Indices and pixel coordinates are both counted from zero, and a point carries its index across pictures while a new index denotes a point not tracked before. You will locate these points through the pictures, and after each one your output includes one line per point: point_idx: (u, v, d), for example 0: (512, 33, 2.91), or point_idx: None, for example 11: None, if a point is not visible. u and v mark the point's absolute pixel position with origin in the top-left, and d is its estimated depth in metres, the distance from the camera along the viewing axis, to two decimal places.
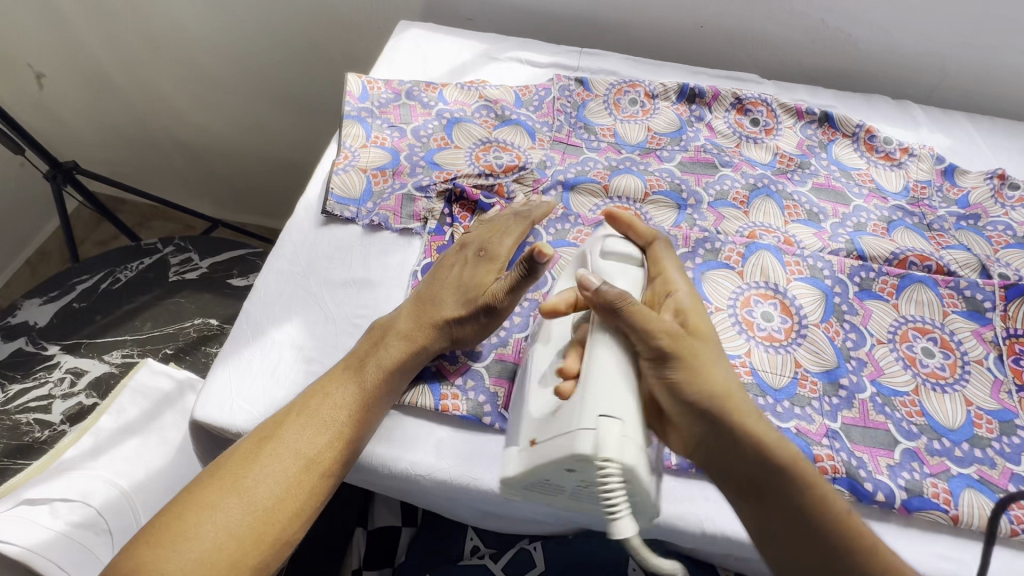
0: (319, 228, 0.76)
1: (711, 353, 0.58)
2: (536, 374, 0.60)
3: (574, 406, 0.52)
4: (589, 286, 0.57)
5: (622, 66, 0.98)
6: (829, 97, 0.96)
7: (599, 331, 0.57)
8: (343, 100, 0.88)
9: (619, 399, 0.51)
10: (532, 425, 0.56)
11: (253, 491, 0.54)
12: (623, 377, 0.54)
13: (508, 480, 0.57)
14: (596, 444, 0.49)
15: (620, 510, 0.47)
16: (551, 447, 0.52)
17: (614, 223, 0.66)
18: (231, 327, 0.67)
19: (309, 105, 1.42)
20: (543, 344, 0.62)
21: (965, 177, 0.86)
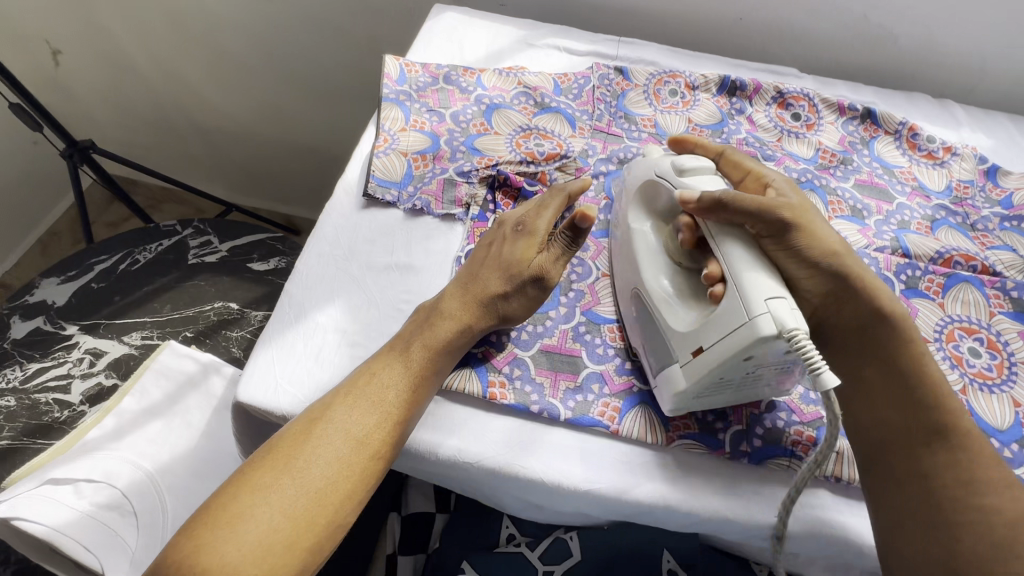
0: (360, 211, 0.74)
1: (824, 220, 0.61)
2: (657, 300, 0.59)
3: (734, 301, 0.52)
4: (691, 199, 0.57)
5: (660, 56, 0.97)
6: (870, 93, 0.95)
7: (709, 229, 0.57)
8: (381, 82, 0.87)
9: (771, 277, 0.52)
10: (689, 337, 0.56)
11: (305, 472, 0.52)
12: (762, 263, 0.53)
13: (681, 395, 0.57)
14: (779, 322, 0.49)
15: (819, 364, 0.48)
16: (727, 342, 0.52)
17: (681, 149, 0.71)
18: (273, 309, 0.66)
19: (331, 90, 1.40)
20: (648, 260, 0.62)
21: (1008, 178, 0.86)
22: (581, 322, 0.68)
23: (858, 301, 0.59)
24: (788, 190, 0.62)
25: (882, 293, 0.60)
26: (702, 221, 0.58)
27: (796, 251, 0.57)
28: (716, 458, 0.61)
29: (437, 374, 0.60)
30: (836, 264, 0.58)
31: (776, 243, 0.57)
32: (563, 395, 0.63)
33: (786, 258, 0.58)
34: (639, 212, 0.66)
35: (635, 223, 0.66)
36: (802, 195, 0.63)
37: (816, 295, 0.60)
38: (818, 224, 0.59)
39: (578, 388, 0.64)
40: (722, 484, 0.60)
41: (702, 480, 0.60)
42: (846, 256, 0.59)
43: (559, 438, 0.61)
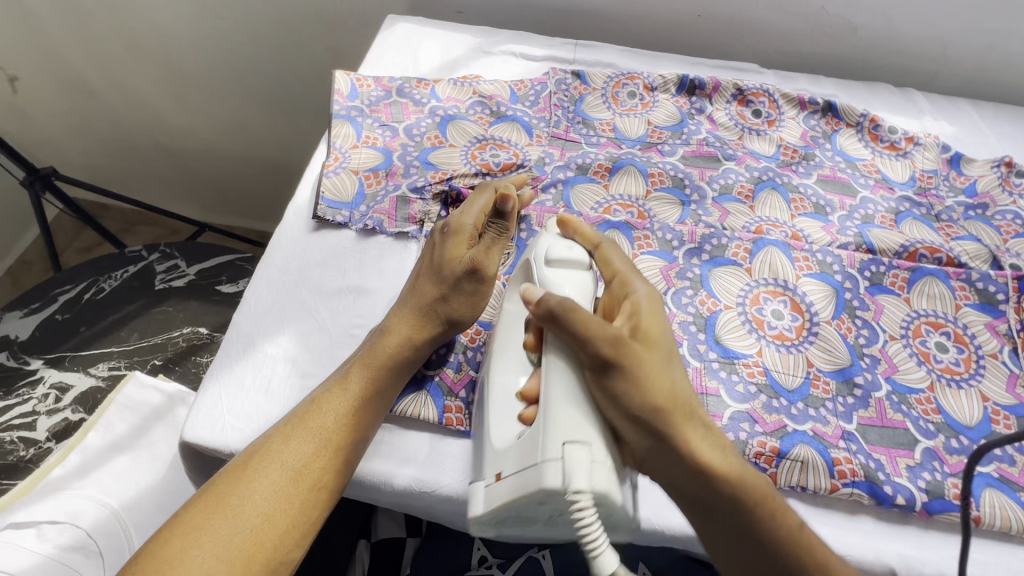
0: (311, 234, 0.72)
1: (659, 358, 0.53)
2: (495, 404, 0.56)
3: (535, 438, 0.49)
4: (532, 299, 0.54)
5: (618, 58, 0.95)
6: (831, 86, 0.94)
7: (548, 347, 0.53)
8: (332, 99, 0.85)
9: (580, 426, 0.48)
10: (496, 457, 0.52)
11: (240, 510, 0.50)
12: (579, 402, 0.49)
13: (477, 518, 0.51)
14: (564, 475, 0.45)
15: (597, 544, 0.44)
16: (522, 480, 0.48)
17: (564, 232, 0.62)
18: (220, 341, 0.64)
19: (294, 105, 1.38)
20: (502, 358, 0.59)
21: (971, 166, 0.85)
22: None
23: (676, 446, 0.51)
24: (643, 310, 0.55)
25: (710, 441, 0.53)
26: (547, 330, 0.54)
27: (618, 398, 0.50)
28: None
29: (385, 400, 0.58)
30: (659, 418, 0.51)
31: (597, 381, 0.50)
32: None
33: (610, 407, 0.50)
34: (518, 290, 0.62)
35: (508, 304, 0.61)
36: (657, 321, 0.55)
37: (641, 451, 0.52)
38: (649, 368, 0.52)
39: None
40: None
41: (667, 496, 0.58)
42: (676, 410, 0.52)
43: None
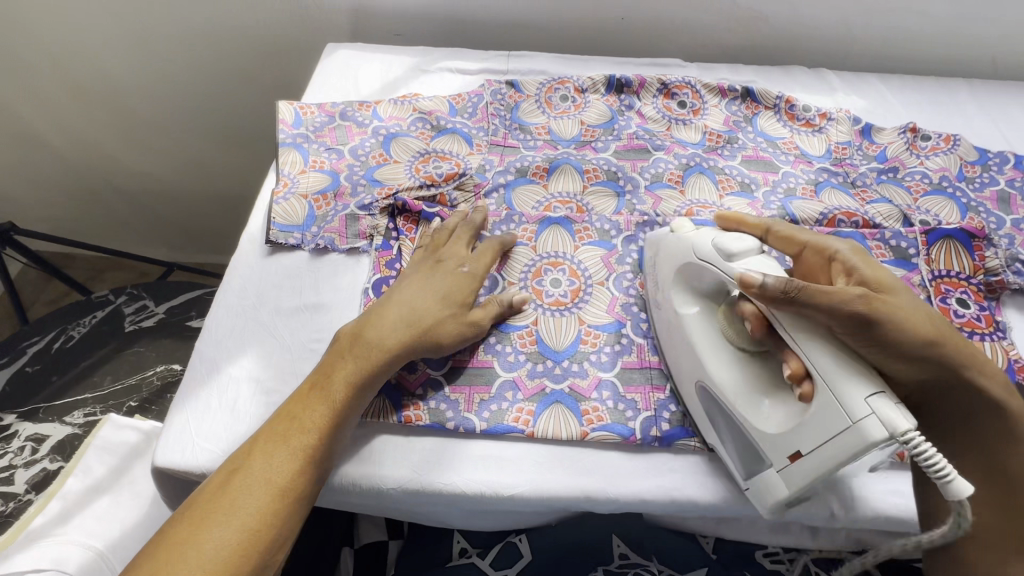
0: (266, 258, 0.75)
1: (903, 297, 0.54)
2: (740, 402, 0.56)
3: (830, 404, 0.49)
4: (753, 283, 0.52)
5: (550, 65, 1.01)
6: (749, 73, 1.01)
7: (783, 322, 0.52)
8: (277, 128, 0.88)
9: (865, 374, 0.49)
10: (784, 438, 0.53)
11: (228, 525, 0.52)
12: (850, 364, 0.49)
13: (782, 501, 0.55)
14: (889, 424, 0.46)
15: (949, 471, 0.46)
16: (831, 445, 0.49)
17: (726, 227, 0.67)
18: (185, 369, 0.66)
19: (249, 138, 1.40)
20: (710, 354, 0.59)
21: (881, 134, 0.91)
22: (492, 333, 0.69)
23: (966, 382, 0.56)
24: (859, 263, 0.56)
25: (981, 369, 0.56)
26: (769, 310, 0.53)
27: (888, 342, 0.51)
28: (630, 443, 0.63)
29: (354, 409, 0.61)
30: (932, 349, 0.53)
31: (855, 335, 0.51)
32: (478, 407, 0.65)
33: (866, 349, 0.51)
34: (684, 295, 0.63)
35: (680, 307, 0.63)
36: (878, 269, 0.56)
37: (908, 381, 0.56)
38: (904, 306, 0.53)
39: (493, 398, 0.65)
40: (639, 467, 0.62)
41: (618, 466, 0.62)
42: (936, 336, 0.54)
43: (479, 449, 0.63)
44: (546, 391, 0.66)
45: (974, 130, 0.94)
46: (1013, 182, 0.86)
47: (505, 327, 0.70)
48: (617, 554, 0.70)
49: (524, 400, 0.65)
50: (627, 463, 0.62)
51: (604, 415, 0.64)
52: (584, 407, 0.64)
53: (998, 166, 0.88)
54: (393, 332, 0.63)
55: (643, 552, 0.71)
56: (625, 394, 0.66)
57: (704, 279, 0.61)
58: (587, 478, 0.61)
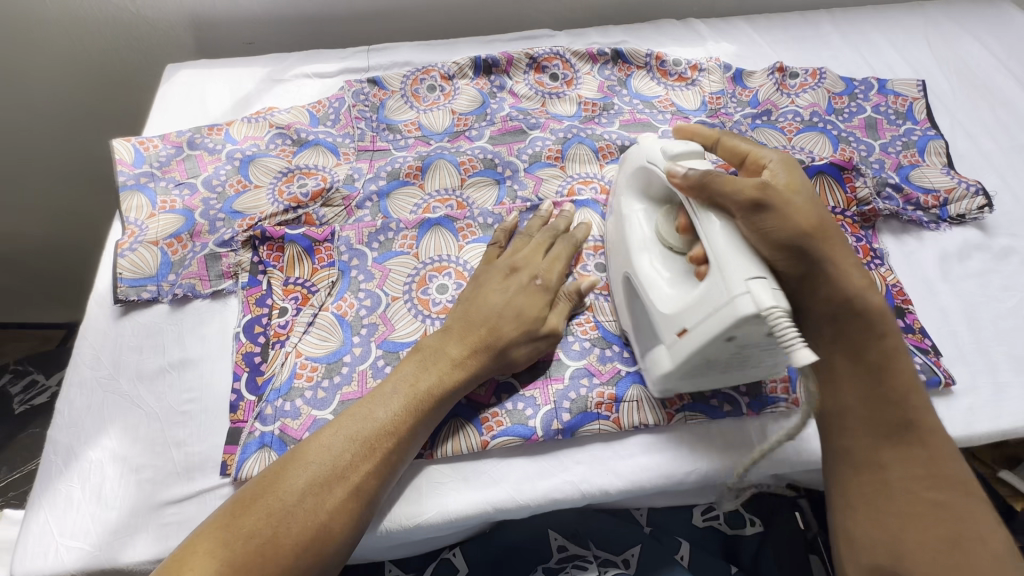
0: (119, 320, 0.68)
1: (807, 201, 0.57)
2: (646, 279, 0.59)
3: (716, 280, 0.52)
4: (677, 173, 0.57)
5: (413, 54, 0.95)
6: (619, 34, 0.99)
7: (694, 206, 0.56)
8: (115, 171, 0.79)
9: (752, 261, 0.51)
10: (670, 317, 0.56)
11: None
12: (743, 247, 0.52)
13: (666, 374, 0.58)
14: (756, 302, 0.49)
15: (791, 341, 0.48)
16: (710, 325, 0.52)
17: (681, 136, 0.66)
18: (39, 463, 0.59)
19: (97, 174, 1.23)
20: (637, 243, 0.62)
21: (752, 79, 0.91)
22: (379, 356, 0.66)
23: (839, 284, 0.57)
24: (781, 172, 0.59)
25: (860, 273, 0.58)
26: (687, 199, 0.57)
27: (770, 232, 0.54)
28: (533, 443, 0.62)
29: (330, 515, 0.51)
30: (820, 245, 0.56)
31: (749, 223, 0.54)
32: None
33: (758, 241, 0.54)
34: (634, 196, 0.65)
35: (626, 205, 0.65)
36: (795, 177, 0.59)
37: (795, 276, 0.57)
38: (802, 205, 0.56)
39: None
40: (544, 467, 0.61)
41: (524, 470, 0.60)
42: (827, 238, 0.57)
43: None
44: None
45: (839, 61, 0.96)
46: (879, 107, 0.88)
47: (392, 346, 0.66)
48: (555, 547, 0.68)
49: None
50: (533, 464, 0.61)
51: (504, 419, 0.62)
52: (484, 415, 0.62)
53: (864, 93, 0.89)
54: (365, 433, 0.55)
55: (580, 540, 0.69)
56: (523, 391, 0.63)
57: (653, 182, 0.63)
58: (493, 489, 0.59)
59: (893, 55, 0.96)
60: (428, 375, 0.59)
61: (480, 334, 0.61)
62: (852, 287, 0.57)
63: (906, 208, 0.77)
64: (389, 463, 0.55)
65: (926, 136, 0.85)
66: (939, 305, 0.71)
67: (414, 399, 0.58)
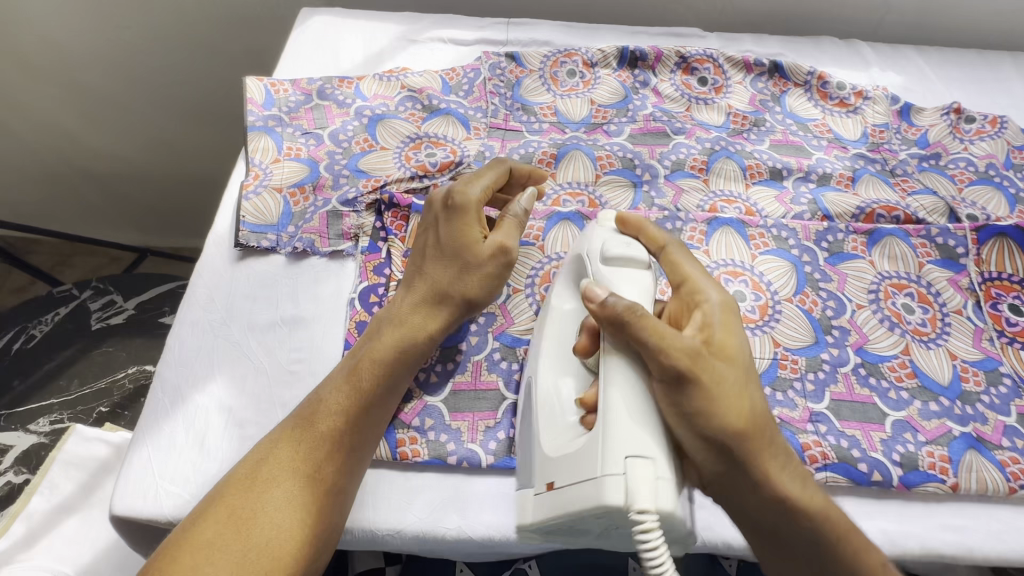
0: (236, 264, 0.66)
1: (739, 378, 0.48)
2: (544, 407, 0.52)
3: (595, 444, 0.44)
4: (595, 298, 0.49)
5: (554, 34, 0.89)
6: (775, 45, 0.91)
7: (607, 347, 0.49)
8: (245, 109, 0.77)
9: (650, 435, 0.44)
10: (546, 465, 0.48)
11: (255, 525, 0.46)
12: (643, 414, 0.45)
13: (526, 527, 0.50)
14: (627, 494, 0.41)
15: (665, 566, 0.41)
16: (573, 495, 0.45)
17: (624, 230, 0.56)
18: (145, 397, 0.58)
19: (216, 116, 1.26)
20: (552, 357, 0.55)
21: (922, 116, 0.83)
22: (496, 350, 0.62)
23: (756, 491, 0.48)
24: (716, 320, 0.49)
25: (789, 470, 0.49)
26: (603, 330, 0.49)
27: (694, 421, 0.45)
28: None
29: (337, 469, 0.51)
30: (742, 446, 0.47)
31: (669, 396, 0.45)
32: (484, 436, 0.57)
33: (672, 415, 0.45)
34: (567, 288, 0.58)
35: (558, 299, 0.58)
36: (734, 336, 0.50)
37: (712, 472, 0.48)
38: (730, 389, 0.47)
39: (499, 425, 0.58)
40: None
41: None
42: (756, 438, 0.48)
43: (487, 486, 0.56)
44: None
45: (1020, 110, 0.86)
46: None
47: (510, 341, 0.62)
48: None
49: None
50: None
51: None
52: None
53: None
54: (399, 350, 0.55)
55: None
56: None
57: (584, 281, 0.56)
58: None
59: None
60: (393, 329, 0.56)
61: (428, 282, 0.58)
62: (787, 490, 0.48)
63: None
64: (391, 404, 0.55)
65: None
66: None
67: (418, 320, 0.57)
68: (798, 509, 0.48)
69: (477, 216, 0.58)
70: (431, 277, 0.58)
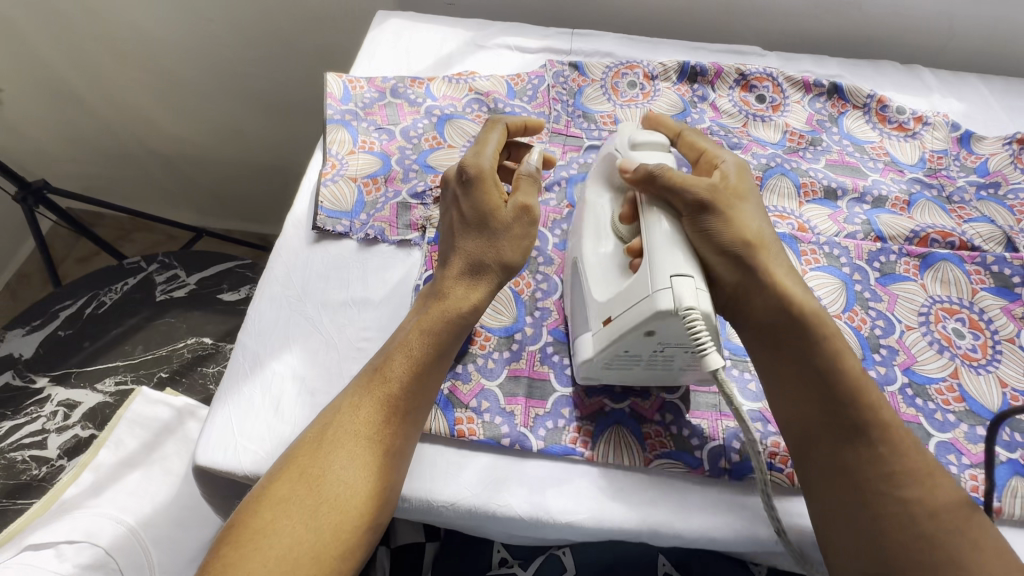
0: (311, 245, 0.71)
1: (750, 210, 0.59)
2: (592, 273, 0.58)
3: (643, 274, 0.51)
4: (629, 167, 0.57)
5: (616, 46, 0.92)
6: (835, 66, 0.92)
7: (642, 202, 0.56)
8: (325, 103, 0.82)
9: (688, 259, 0.51)
10: (603, 305, 0.55)
11: (322, 483, 0.50)
12: (682, 245, 0.52)
13: (585, 363, 0.57)
14: (676, 299, 0.48)
15: (705, 343, 0.47)
16: (627, 320, 0.51)
17: (647, 123, 0.66)
18: (227, 361, 0.63)
19: (285, 109, 1.33)
20: (591, 228, 0.62)
21: (983, 144, 0.83)
22: (549, 343, 0.65)
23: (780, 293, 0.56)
24: (732, 174, 0.61)
25: (778, 263, 0.58)
26: (638, 191, 0.57)
27: (718, 234, 0.55)
28: (697, 475, 0.58)
29: (395, 432, 0.54)
30: (751, 254, 0.56)
31: (693, 222, 0.54)
32: (535, 423, 0.60)
33: (703, 242, 0.55)
34: (601, 185, 0.64)
35: (592, 197, 0.64)
36: (744, 180, 0.61)
37: (729, 285, 0.57)
38: (741, 213, 0.57)
39: (550, 414, 0.61)
40: (706, 501, 0.58)
41: (684, 498, 0.58)
42: (765, 248, 0.57)
43: (536, 469, 0.59)
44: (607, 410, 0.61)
45: None
46: None
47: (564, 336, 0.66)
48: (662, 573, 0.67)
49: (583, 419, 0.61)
50: (692, 495, 0.58)
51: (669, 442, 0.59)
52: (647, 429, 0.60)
53: None
54: (444, 325, 0.58)
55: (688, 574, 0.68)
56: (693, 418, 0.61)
57: (615, 172, 0.63)
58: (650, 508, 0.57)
59: None
60: (435, 305, 0.59)
61: (462, 257, 0.60)
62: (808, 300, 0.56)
63: None
64: (440, 368, 0.58)
65: None
66: None
67: (457, 293, 0.59)
68: (824, 332, 0.55)
69: (495, 183, 0.60)
70: (465, 250, 0.60)
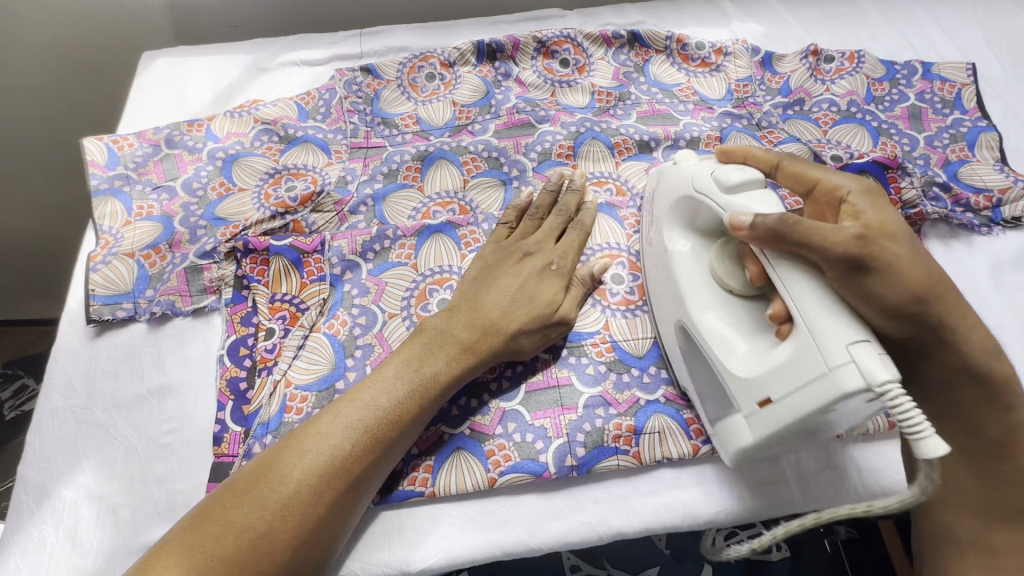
0: (93, 341, 0.63)
1: (907, 251, 0.47)
2: (713, 342, 0.51)
3: (804, 346, 0.43)
4: (743, 224, 0.48)
5: (409, 39, 0.86)
6: (636, 13, 0.90)
7: (772, 260, 0.47)
8: (86, 173, 0.72)
9: (851, 321, 0.42)
10: (749, 385, 0.48)
11: (237, 526, 0.45)
12: (836, 305, 0.43)
13: (745, 449, 0.50)
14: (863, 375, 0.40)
15: (920, 427, 0.39)
16: (798, 402, 0.44)
17: (732, 160, 0.58)
18: (10, 501, 0.55)
19: (62, 207, 1.11)
20: (692, 292, 0.54)
21: (783, 63, 0.83)
22: None
23: (954, 345, 0.49)
24: (866, 205, 0.48)
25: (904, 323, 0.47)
26: (762, 250, 0.48)
27: (875, 295, 0.45)
28: (545, 480, 0.56)
29: (328, 504, 0.48)
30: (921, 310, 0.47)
31: (849, 283, 0.44)
32: None
33: (859, 302, 0.45)
34: (677, 228, 0.58)
35: (671, 240, 0.58)
36: (886, 211, 0.48)
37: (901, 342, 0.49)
38: (904, 259, 0.46)
39: None
40: (559, 507, 0.56)
41: (536, 510, 0.55)
42: (933, 294, 0.47)
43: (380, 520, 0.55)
44: (445, 439, 0.57)
45: (878, 42, 0.87)
46: (924, 94, 0.79)
47: None
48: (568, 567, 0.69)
49: (421, 455, 0.56)
50: (546, 504, 0.56)
51: (512, 454, 0.56)
52: (489, 449, 0.56)
53: (907, 78, 0.81)
54: (418, 381, 0.54)
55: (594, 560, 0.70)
56: (533, 422, 0.58)
57: (701, 215, 0.55)
58: (502, 531, 0.54)
59: (938, 33, 0.88)
60: (438, 359, 0.55)
61: (488, 317, 0.58)
62: (964, 351, 0.49)
63: (955, 210, 0.70)
64: (394, 453, 0.53)
65: (977, 127, 0.77)
66: (992, 320, 0.65)
67: (466, 348, 0.56)
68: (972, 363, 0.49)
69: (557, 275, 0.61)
70: (503, 313, 0.58)
